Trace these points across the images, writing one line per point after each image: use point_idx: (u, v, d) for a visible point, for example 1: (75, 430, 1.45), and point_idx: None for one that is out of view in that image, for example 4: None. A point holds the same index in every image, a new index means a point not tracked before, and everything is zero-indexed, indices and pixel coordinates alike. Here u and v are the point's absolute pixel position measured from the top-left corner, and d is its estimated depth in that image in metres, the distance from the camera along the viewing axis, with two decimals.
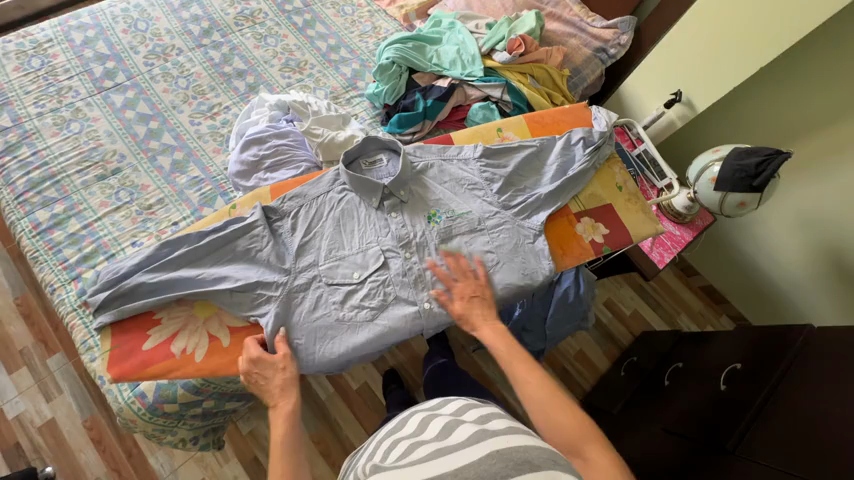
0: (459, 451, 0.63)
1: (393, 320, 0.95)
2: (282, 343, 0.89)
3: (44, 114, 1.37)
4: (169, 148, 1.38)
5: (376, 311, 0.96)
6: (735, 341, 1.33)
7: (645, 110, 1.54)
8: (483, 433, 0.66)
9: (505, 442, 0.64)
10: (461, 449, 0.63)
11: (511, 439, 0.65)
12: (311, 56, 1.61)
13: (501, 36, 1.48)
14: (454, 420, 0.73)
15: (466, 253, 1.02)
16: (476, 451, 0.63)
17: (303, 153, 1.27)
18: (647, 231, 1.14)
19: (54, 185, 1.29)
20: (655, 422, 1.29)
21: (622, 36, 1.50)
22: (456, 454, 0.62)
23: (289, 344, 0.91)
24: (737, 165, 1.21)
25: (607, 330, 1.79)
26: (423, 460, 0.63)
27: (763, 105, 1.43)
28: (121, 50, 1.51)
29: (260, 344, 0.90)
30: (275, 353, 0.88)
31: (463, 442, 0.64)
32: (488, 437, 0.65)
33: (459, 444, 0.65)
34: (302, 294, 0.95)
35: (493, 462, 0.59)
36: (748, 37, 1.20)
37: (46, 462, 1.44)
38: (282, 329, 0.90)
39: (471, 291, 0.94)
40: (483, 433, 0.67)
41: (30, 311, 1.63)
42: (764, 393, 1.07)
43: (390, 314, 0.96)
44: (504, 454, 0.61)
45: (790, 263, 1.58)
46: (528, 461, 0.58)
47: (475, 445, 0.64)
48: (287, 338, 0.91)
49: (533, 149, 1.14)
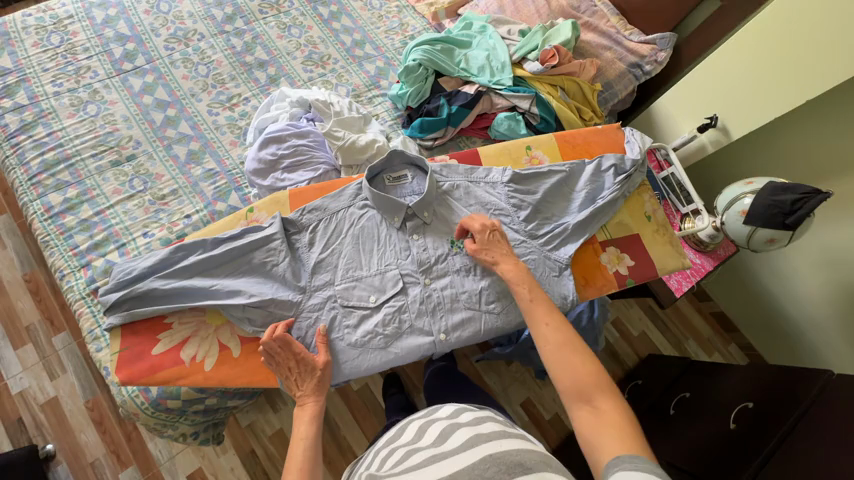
0: (454, 457, 0.64)
1: (406, 350, 0.94)
2: (323, 346, 0.89)
3: (62, 93, 1.35)
4: (186, 138, 1.35)
5: (388, 338, 0.94)
6: (746, 374, 1.31)
7: (676, 133, 1.47)
8: (478, 438, 0.67)
9: (499, 446, 0.65)
10: (455, 456, 0.64)
11: (504, 443, 0.66)
12: (335, 50, 1.56)
13: (535, 45, 1.42)
14: (450, 424, 0.73)
15: (487, 286, 0.99)
16: (471, 455, 0.64)
17: (323, 155, 1.24)
18: (674, 265, 1.11)
19: (68, 168, 1.27)
20: (661, 454, 1.24)
21: (660, 53, 1.45)
22: (448, 462, 0.63)
23: (329, 342, 0.92)
24: (773, 201, 1.16)
25: (613, 350, 1.74)
26: (417, 468, 0.64)
27: (803, 138, 1.37)
28: (142, 32, 1.47)
29: (288, 327, 0.90)
30: (317, 354, 0.89)
31: (457, 448, 0.65)
32: (484, 442, 0.66)
33: (454, 449, 0.66)
34: (314, 315, 0.93)
35: (484, 466, 0.61)
36: (799, 66, 1.14)
37: (46, 440, 1.45)
38: (323, 326, 0.91)
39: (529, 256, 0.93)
40: (478, 439, 0.67)
41: (37, 288, 1.62)
42: (778, 436, 1.03)
43: (404, 343, 0.95)
44: (497, 458, 0.62)
45: (810, 300, 1.52)
46: (520, 464, 0.61)
47: (471, 449, 0.65)
48: (326, 337, 0.91)
49: (561, 175, 1.10)
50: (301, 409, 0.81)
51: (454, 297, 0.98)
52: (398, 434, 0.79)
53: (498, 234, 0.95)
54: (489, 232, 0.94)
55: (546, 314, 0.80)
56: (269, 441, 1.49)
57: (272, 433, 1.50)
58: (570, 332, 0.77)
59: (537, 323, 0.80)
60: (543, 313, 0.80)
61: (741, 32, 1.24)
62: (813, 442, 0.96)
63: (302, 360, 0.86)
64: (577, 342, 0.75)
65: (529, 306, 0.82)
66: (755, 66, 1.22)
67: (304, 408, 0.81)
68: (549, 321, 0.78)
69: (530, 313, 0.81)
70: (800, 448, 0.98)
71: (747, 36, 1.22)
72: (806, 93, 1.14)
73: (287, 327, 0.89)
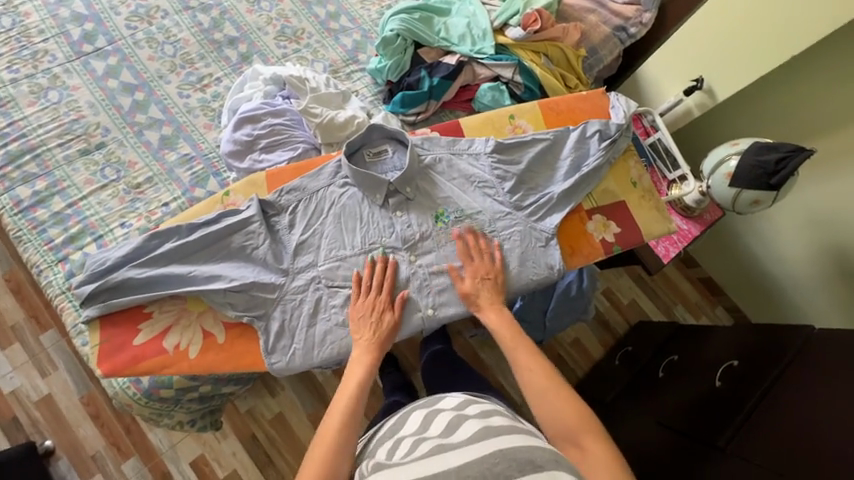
0: (462, 449, 0.62)
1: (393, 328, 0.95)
2: (399, 305, 0.93)
3: (20, 80, 1.27)
4: (157, 123, 1.29)
5: None
6: (730, 334, 1.34)
7: (662, 97, 1.45)
8: (487, 431, 0.65)
9: (508, 441, 0.63)
10: (463, 448, 0.62)
11: (514, 439, 0.63)
12: (309, 24, 1.48)
13: (516, 9, 1.37)
14: (457, 416, 0.71)
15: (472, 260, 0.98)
16: (480, 448, 0.61)
17: (301, 133, 1.19)
18: (659, 230, 1.11)
19: (34, 159, 1.21)
20: (647, 414, 1.28)
21: (645, 14, 1.40)
22: (457, 453, 0.61)
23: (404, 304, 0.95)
24: (757, 161, 1.17)
25: (604, 318, 1.77)
26: (425, 458, 0.62)
27: (778, 106, 1.38)
28: (101, 10, 1.38)
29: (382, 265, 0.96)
30: (393, 308, 0.93)
31: (465, 441, 0.63)
32: (492, 435, 0.64)
33: (462, 441, 0.64)
34: (287, 354, 0.90)
35: (494, 461, 0.59)
36: (785, 21, 1.11)
37: (44, 436, 1.45)
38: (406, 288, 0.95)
39: (486, 274, 0.96)
40: (486, 432, 0.65)
41: (18, 287, 1.58)
42: (758, 394, 1.06)
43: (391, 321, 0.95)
44: (507, 453, 0.60)
45: (793, 259, 1.55)
46: (531, 462, 0.59)
47: (480, 442, 0.63)
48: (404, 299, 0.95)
49: (546, 143, 1.08)
50: (366, 353, 0.87)
51: (440, 272, 0.98)
52: (400, 424, 0.77)
53: (489, 280, 0.96)
54: (479, 280, 0.95)
55: (531, 360, 0.82)
56: (269, 424, 1.51)
57: (271, 417, 1.52)
58: (556, 374, 0.80)
59: (523, 370, 0.82)
60: (527, 358, 0.83)
61: None
62: (793, 400, 0.99)
63: (378, 305, 0.92)
64: (562, 384, 0.78)
65: (510, 351, 0.85)
66: (741, 22, 1.19)
67: (368, 352, 0.87)
68: (533, 367, 0.81)
69: (514, 354, 0.84)
70: (787, 398, 1.00)
71: None
72: (782, 54, 1.14)
73: (393, 281, 0.95)
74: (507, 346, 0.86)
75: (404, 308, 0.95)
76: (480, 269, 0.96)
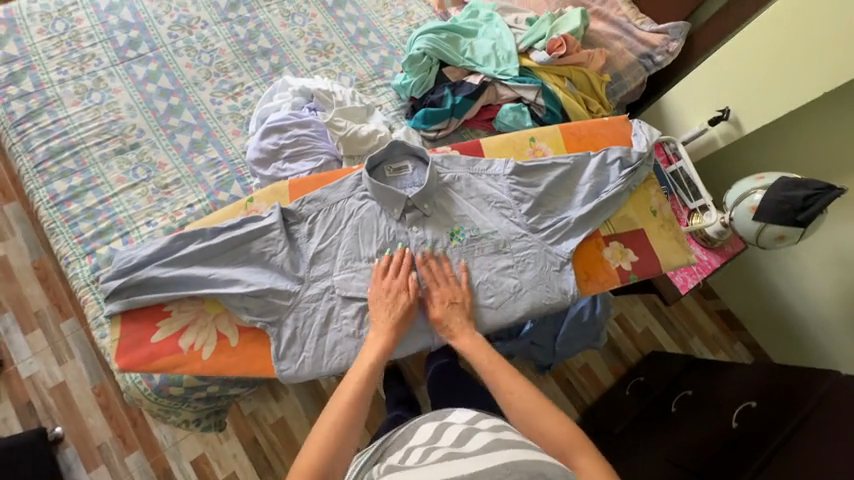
0: (473, 458, 0.61)
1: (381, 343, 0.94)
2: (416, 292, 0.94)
3: (66, 81, 1.35)
4: (189, 127, 1.35)
5: None
6: (751, 374, 1.28)
7: (685, 125, 1.44)
8: (498, 443, 0.64)
9: (520, 454, 0.62)
10: (475, 457, 0.61)
11: (525, 452, 0.62)
12: (339, 39, 1.54)
13: (542, 33, 1.39)
14: (468, 429, 0.70)
15: (484, 280, 0.98)
16: (491, 458, 0.61)
17: (324, 145, 1.23)
18: (678, 261, 1.09)
19: (73, 156, 1.27)
20: (657, 449, 1.24)
21: (672, 43, 1.41)
22: (468, 460, 0.61)
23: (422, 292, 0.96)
24: (783, 196, 1.14)
25: (615, 346, 1.72)
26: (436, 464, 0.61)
27: (806, 140, 1.36)
28: (146, 19, 1.46)
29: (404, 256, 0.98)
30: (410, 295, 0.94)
31: (476, 450, 0.63)
32: (503, 447, 0.63)
33: (473, 451, 0.63)
34: (297, 361, 0.91)
35: (506, 471, 0.58)
36: (819, 56, 1.09)
37: (55, 422, 1.49)
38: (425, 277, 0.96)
39: (453, 297, 0.94)
40: (497, 444, 0.64)
41: (46, 275, 1.64)
42: (784, 433, 1.01)
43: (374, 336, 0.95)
44: (518, 465, 0.59)
45: (820, 299, 1.49)
46: (541, 474, 0.59)
47: (491, 452, 0.62)
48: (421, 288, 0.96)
49: (566, 168, 1.09)
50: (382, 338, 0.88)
51: None
52: (410, 435, 0.76)
53: (458, 304, 0.94)
54: (447, 305, 0.93)
55: (509, 380, 0.80)
56: (271, 428, 1.51)
57: (273, 422, 1.52)
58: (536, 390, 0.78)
59: (502, 391, 0.80)
60: (504, 377, 0.81)
61: (753, 23, 1.21)
62: (814, 447, 0.94)
63: (396, 292, 0.93)
64: (545, 401, 0.77)
65: (488, 376, 0.83)
66: (775, 54, 1.17)
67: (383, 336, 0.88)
68: (512, 389, 0.79)
69: (492, 376, 0.82)
70: (809, 446, 0.95)
71: (758, 28, 1.19)
72: (813, 90, 1.12)
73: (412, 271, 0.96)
74: (485, 369, 0.84)
75: (419, 296, 0.97)
76: (446, 294, 0.94)
